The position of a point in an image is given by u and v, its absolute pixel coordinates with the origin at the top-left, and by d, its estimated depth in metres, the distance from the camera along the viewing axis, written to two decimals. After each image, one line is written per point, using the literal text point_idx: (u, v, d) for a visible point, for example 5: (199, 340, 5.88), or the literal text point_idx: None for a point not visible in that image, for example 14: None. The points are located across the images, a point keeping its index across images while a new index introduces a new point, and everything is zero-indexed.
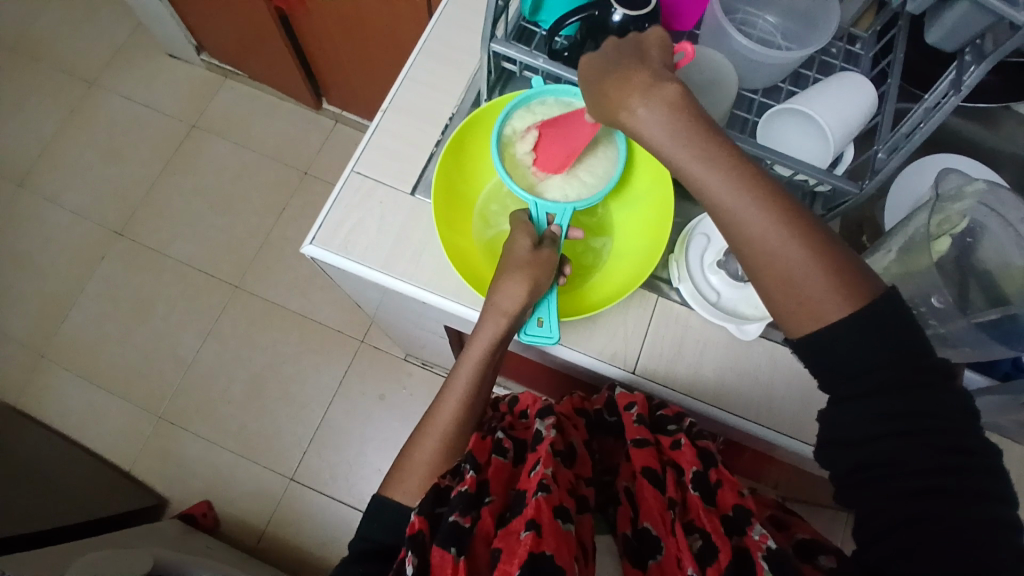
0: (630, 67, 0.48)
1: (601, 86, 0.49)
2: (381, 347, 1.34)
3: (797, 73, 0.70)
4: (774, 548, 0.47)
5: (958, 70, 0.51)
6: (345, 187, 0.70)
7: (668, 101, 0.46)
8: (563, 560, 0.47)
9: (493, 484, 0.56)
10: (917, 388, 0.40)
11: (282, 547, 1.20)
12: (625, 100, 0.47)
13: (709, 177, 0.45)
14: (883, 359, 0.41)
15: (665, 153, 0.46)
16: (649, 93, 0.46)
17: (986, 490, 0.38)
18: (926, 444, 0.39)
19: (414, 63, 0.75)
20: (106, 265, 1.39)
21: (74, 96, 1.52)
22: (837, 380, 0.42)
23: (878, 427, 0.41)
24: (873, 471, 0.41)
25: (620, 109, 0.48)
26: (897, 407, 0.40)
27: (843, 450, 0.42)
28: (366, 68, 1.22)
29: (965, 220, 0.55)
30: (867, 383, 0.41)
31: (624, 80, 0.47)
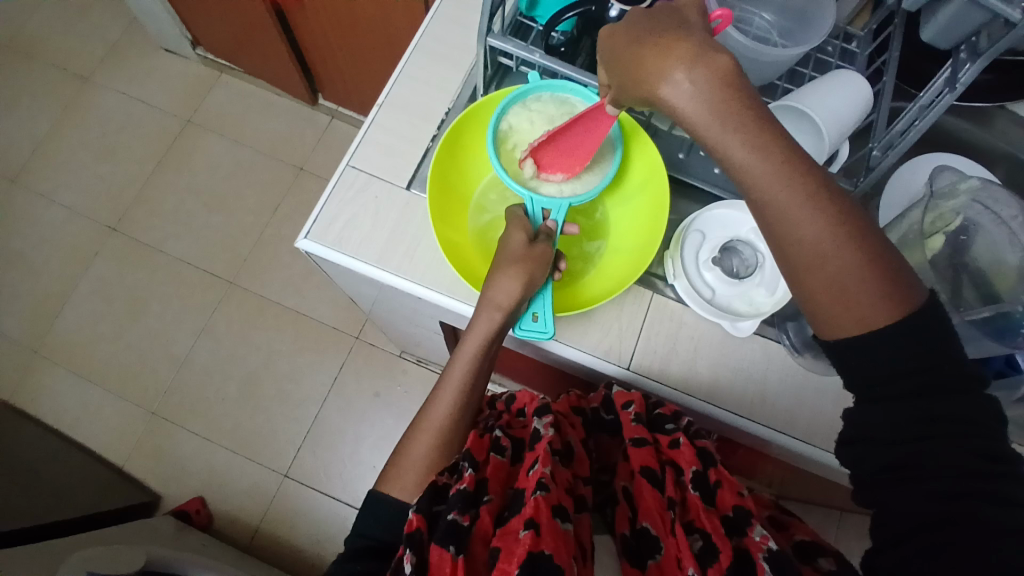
0: (670, 35, 0.44)
1: (637, 56, 0.45)
2: (377, 344, 1.34)
3: (793, 71, 0.70)
4: (774, 549, 0.48)
5: (952, 67, 0.50)
6: (340, 182, 0.70)
7: (716, 71, 0.42)
8: (562, 559, 0.47)
9: (492, 483, 0.56)
10: (949, 394, 0.40)
11: (276, 544, 1.20)
12: (666, 69, 0.43)
13: (742, 157, 0.42)
14: (918, 364, 0.41)
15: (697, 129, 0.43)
16: (695, 63, 0.42)
17: (983, 488, 0.39)
18: (959, 447, 0.40)
19: (410, 58, 0.75)
20: (100, 261, 1.38)
21: (68, 92, 1.51)
22: (868, 382, 0.42)
23: (910, 429, 0.41)
24: (903, 472, 0.41)
25: (658, 79, 0.44)
26: (928, 411, 0.40)
27: (867, 449, 0.43)
28: (361, 63, 1.21)
29: (958, 218, 0.55)
30: (900, 387, 0.41)
31: (664, 49, 0.43)
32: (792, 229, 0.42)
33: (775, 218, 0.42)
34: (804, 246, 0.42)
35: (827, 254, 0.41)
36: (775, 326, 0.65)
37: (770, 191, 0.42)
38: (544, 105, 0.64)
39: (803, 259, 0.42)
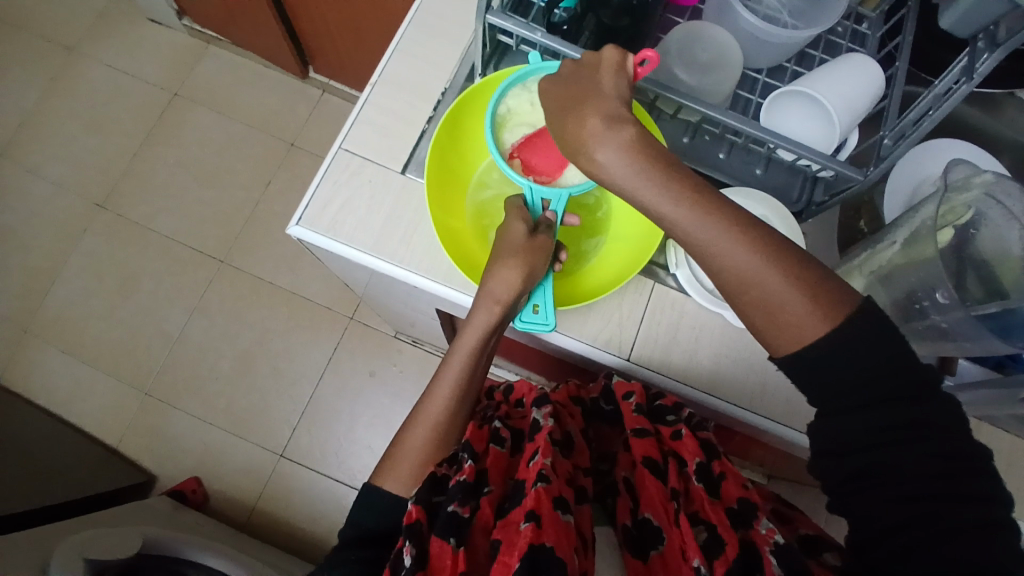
0: (583, 110, 0.49)
1: (562, 131, 0.51)
2: (371, 324, 1.33)
3: (803, 52, 0.68)
4: (781, 542, 0.47)
5: (970, 56, 0.49)
6: (332, 164, 0.67)
7: (625, 142, 0.47)
8: (563, 551, 0.46)
9: (492, 473, 0.55)
10: (904, 401, 0.42)
11: (272, 522, 1.20)
12: (583, 146, 0.49)
13: (670, 210, 0.46)
14: (874, 375, 0.43)
15: (630, 193, 0.47)
16: (604, 136, 0.48)
17: (959, 490, 0.41)
18: (918, 451, 0.42)
19: (405, 33, 0.72)
20: (89, 238, 1.35)
21: (53, 63, 1.46)
22: (827, 395, 0.44)
23: (866, 438, 0.43)
24: (869, 478, 0.43)
25: (582, 154, 0.49)
26: (890, 419, 0.42)
27: (835, 461, 0.44)
28: (353, 36, 1.17)
29: (969, 211, 0.54)
30: (854, 399, 0.43)
31: (578, 126, 0.49)
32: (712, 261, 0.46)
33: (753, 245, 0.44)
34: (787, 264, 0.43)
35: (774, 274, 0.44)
36: None
37: (704, 243, 0.46)
38: None
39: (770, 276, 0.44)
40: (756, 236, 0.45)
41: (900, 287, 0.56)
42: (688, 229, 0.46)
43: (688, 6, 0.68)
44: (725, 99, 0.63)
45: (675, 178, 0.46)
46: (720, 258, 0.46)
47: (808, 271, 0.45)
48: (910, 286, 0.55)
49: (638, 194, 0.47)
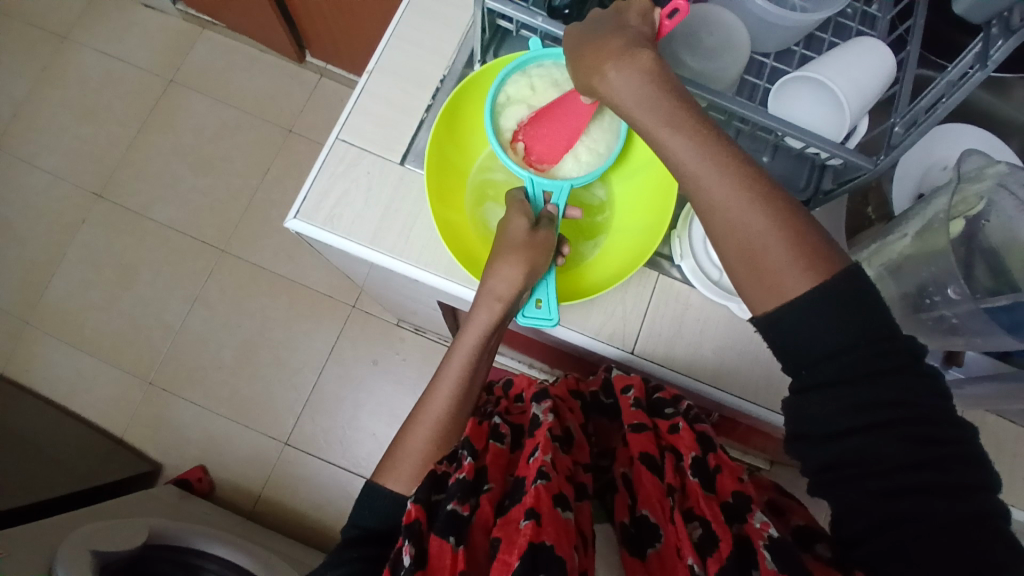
0: (607, 33, 0.48)
1: (578, 51, 0.49)
2: (372, 312, 1.32)
3: (811, 35, 0.65)
4: (775, 536, 0.47)
5: (983, 42, 0.47)
6: (329, 156, 0.66)
7: (642, 68, 0.47)
8: (563, 549, 0.46)
9: (491, 471, 0.55)
10: (882, 376, 0.41)
11: (278, 510, 1.21)
12: (598, 65, 0.48)
13: (672, 140, 0.47)
14: (856, 355, 0.42)
15: (631, 115, 0.48)
16: (621, 59, 0.47)
17: (952, 481, 0.40)
18: (900, 437, 0.41)
19: (401, 19, 0.70)
20: (87, 229, 1.34)
21: (44, 51, 1.43)
22: (804, 371, 0.44)
23: (845, 419, 0.42)
24: (845, 467, 0.42)
25: (593, 74, 0.49)
26: (867, 399, 0.41)
27: (812, 445, 0.43)
28: (350, 20, 1.15)
29: (982, 203, 0.51)
30: (826, 372, 0.42)
31: (600, 45, 0.48)
32: (707, 207, 0.46)
33: None
34: None
35: None
36: None
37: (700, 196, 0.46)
38: (546, 72, 0.60)
39: None
40: (758, 190, 0.45)
41: (910, 280, 0.55)
42: (687, 163, 0.46)
43: None
44: (730, 84, 0.61)
45: (672, 120, 0.47)
46: (731, 222, 0.46)
47: (813, 271, 0.43)
48: (926, 276, 0.54)
49: (639, 118, 0.48)
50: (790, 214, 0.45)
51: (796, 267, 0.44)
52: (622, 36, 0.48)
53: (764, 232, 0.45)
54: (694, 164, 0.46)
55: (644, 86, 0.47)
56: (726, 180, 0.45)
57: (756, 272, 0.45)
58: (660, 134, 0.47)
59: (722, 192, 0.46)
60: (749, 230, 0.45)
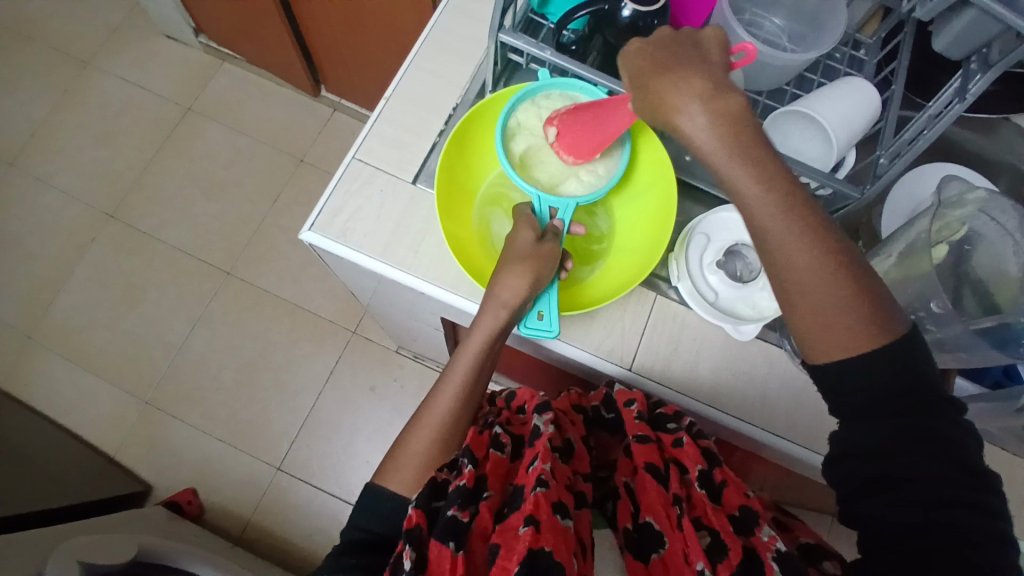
0: (692, 70, 0.47)
1: (660, 88, 0.47)
2: (373, 338, 1.33)
3: (802, 76, 0.70)
4: (782, 550, 0.48)
5: (962, 78, 0.50)
6: (346, 173, 0.69)
7: (729, 112, 0.46)
8: (562, 556, 0.47)
9: (492, 479, 0.55)
10: (925, 402, 0.42)
11: (267, 537, 1.19)
12: (685, 105, 0.46)
13: (756, 191, 0.44)
14: (899, 384, 0.43)
15: (714, 161, 0.46)
16: (711, 102, 0.46)
17: (979, 503, 0.40)
18: (937, 457, 0.41)
19: (419, 52, 0.75)
20: (96, 248, 1.37)
21: (68, 77, 1.49)
22: (842, 390, 0.44)
23: (889, 445, 0.42)
24: (883, 482, 0.42)
25: (676, 113, 0.47)
26: (907, 419, 0.42)
27: (855, 463, 0.44)
28: (366, 57, 1.21)
29: (964, 228, 0.56)
30: (870, 387, 0.43)
31: (685, 85, 0.46)
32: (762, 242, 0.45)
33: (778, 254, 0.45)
34: (801, 276, 0.44)
35: (820, 275, 0.43)
36: (776, 330, 0.65)
37: (772, 240, 0.44)
38: (553, 102, 0.64)
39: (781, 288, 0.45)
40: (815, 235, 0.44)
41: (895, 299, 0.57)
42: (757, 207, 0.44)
43: None
44: None
45: (747, 158, 0.45)
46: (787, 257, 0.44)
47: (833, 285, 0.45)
48: (905, 299, 0.56)
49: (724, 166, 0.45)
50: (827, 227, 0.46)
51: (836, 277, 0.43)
52: (705, 76, 0.47)
53: (816, 276, 0.43)
54: (764, 210, 0.44)
55: (720, 132, 0.45)
56: (787, 224, 0.44)
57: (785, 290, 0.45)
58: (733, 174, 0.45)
59: (783, 234, 0.44)
60: (796, 270, 0.44)
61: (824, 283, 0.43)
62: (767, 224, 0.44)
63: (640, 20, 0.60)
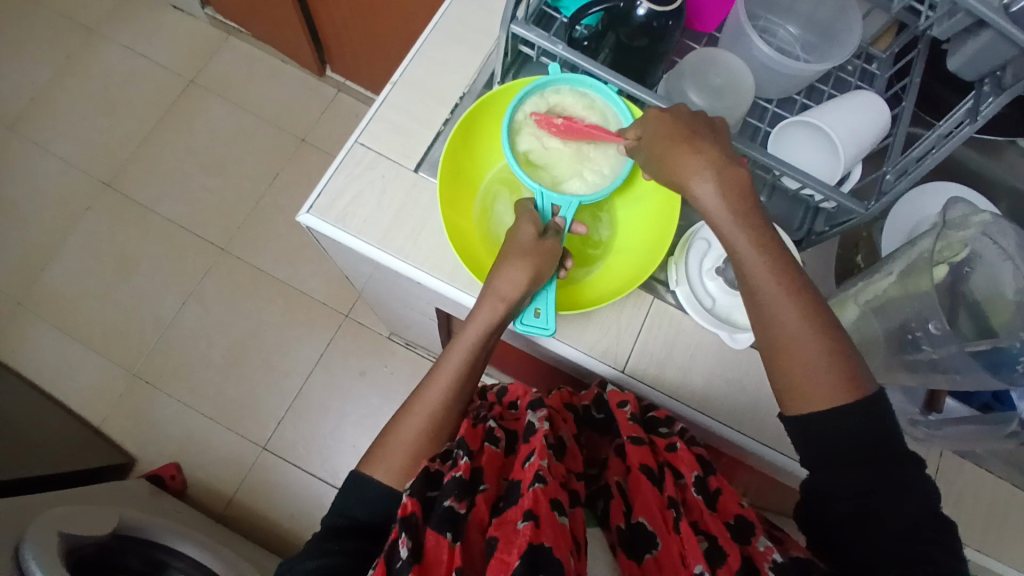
0: (702, 140, 0.53)
1: (675, 151, 0.53)
2: (366, 323, 1.33)
3: (813, 86, 0.69)
4: (779, 560, 0.48)
5: (975, 99, 0.50)
6: (348, 157, 0.68)
7: (735, 182, 0.52)
8: (561, 552, 0.46)
9: (487, 472, 0.55)
10: (897, 458, 0.46)
11: (249, 516, 1.19)
12: (697, 169, 0.52)
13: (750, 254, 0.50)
14: (865, 431, 0.47)
15: (717, 222, 0.52)
16: (722, 170, 0.52)
17: (948, 544, 0.44)
18: (910, 502, 0.45)
19: (427, 38, 0.73)
20: (91, 217, 1.35)
21: (72, 42, 1.47)
22: (817, 446, 0.48)
23: (865, 485, 0.46)
24: (861, 518, 0.46)
25: (690, 176, 0.52)
26: (881, 465, 0.46)
27: (833, 502, 0.47)
28: (373, 40, 1.20)
29: (965, 249, 0.55)
30: (848, 436, 0.47)
31: (697, 152, 0.52)
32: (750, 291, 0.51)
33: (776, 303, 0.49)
34: (794, 333, 0.49)
35: (807, 331, 0.48)
36: None
37: (760, 288, 0.50)
38: (562, 98, 0.63)
39: (781, 338, 0.49)
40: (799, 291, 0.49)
41: (893, 317, 0.57)
42: (753, 261, 0.50)
43: (704, 32, 0.71)
44: (734, 124, 0.65)
45: (750, 219, 0.51)
46: (772, 310, 0.49)
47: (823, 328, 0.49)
48: (903, 317, 0.56)
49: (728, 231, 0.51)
50: (800, 286, 0.50)
51: (813, 338, 0.48)
52: (718, 148, 0.53)
53: (798, 327, 0.49)
54: (757, 264, 0.50)
55: (723, 201, 0.51)
56: (777, 278, 0.50)
57: (769, 335, 0.50)
58: (734, 230, 0.51)
59: (771, 289, 0.50)
60: (783, 322, 0.49)
61: (807, 336, 0.48)
62: (763, 282, 0.50)
63: (655, 20, 0.59)
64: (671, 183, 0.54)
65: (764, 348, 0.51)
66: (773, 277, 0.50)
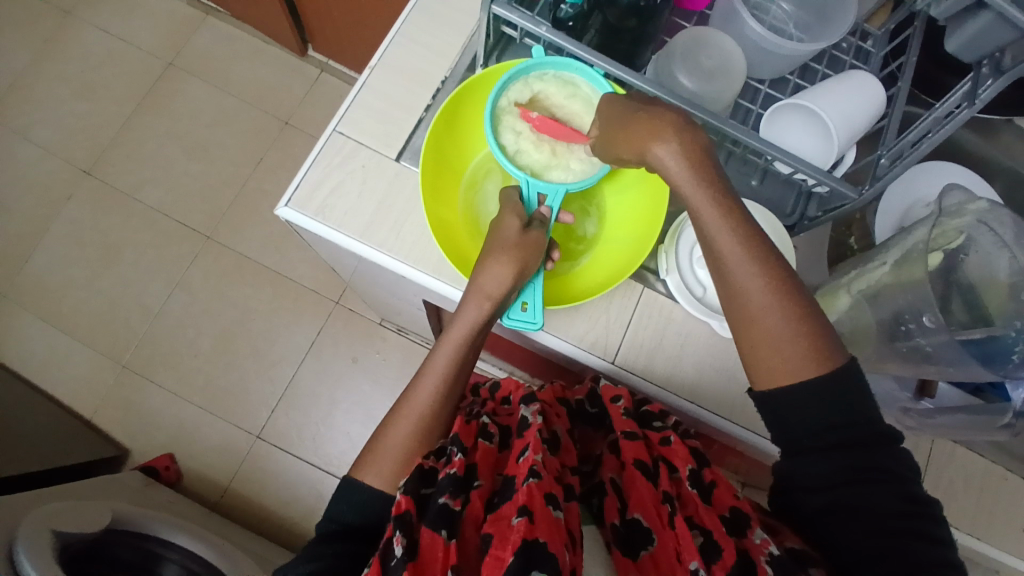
0: (659, 107, 0.51)
1: (635, 119, 0.51)
2: (356, 310, 1.31)
3: (806, 66, 0.67)
4: (776, 553, 0.47)
5: (972, 81, 0.48)
6: (326, 147, 0.66)
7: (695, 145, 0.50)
8: (555, 548, 0.46)
9: (481, 468, 0.55)
10: (875, 447, 0.46)
11: (245, 504, 1.20)
12: (660, 132, 0.50)
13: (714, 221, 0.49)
14: (837, 416, 0.46)
15: (681, 187, 0.50)
16: (683, 132, 0.50)
17: (931, 534, 0.44)
18: (888, 493, 0.45)
19: (407, 18, 0.71)
20: (72, 206, 1.33)
21: (44, 23, 1.42)
22: (793, 438, 0.48)
23: (839, 475, 0.46)
24: (838, 513, 0.46)
25: (652, 139, 0.50)
26: (857, 459, 0.45)
27: (810, 496, 0.47)
28: (355, 18, 1.16)
29: (960, 237, 0.54)
30: (823, 427, 0.46)
31: (657, 117, 0.50)
32: (729, 288, 0.49)
33: (751, 267, 0.48)
34: (768, 314, 0.48)
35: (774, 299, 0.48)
36: None
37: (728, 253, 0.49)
38: (546, 84, 0.61)
39: (759, 314, 0.48)
40: (779, 290, 0.48)
41: (887, 307, 0.56)
42: (730, 253, 0.49)
43: (696, 10, 0.68)
44: (725, 107, 0.63)
45: (728, 209, 0.49)
46: (737, 279, 0.49)
47: (795, 299, 0.48)
48: (897, 308, 0.55)
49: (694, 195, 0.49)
50: (764, 249, 0.49)
51: (780, 309, 0.48)
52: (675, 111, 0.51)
53: (763, 295, 0.48)
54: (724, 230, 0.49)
55: (686, 164, 0.50)
56: (741, 243, 0.48)
57: (739, 308, 0.49)
58: (713, 219, 0.49)
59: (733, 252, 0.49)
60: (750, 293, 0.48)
61: (773, 307, 0.48)
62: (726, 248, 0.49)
63: None
64: (631, 150, 0.52)
65: (732, 318, 0.50)
66: (754, 272, 0.48)
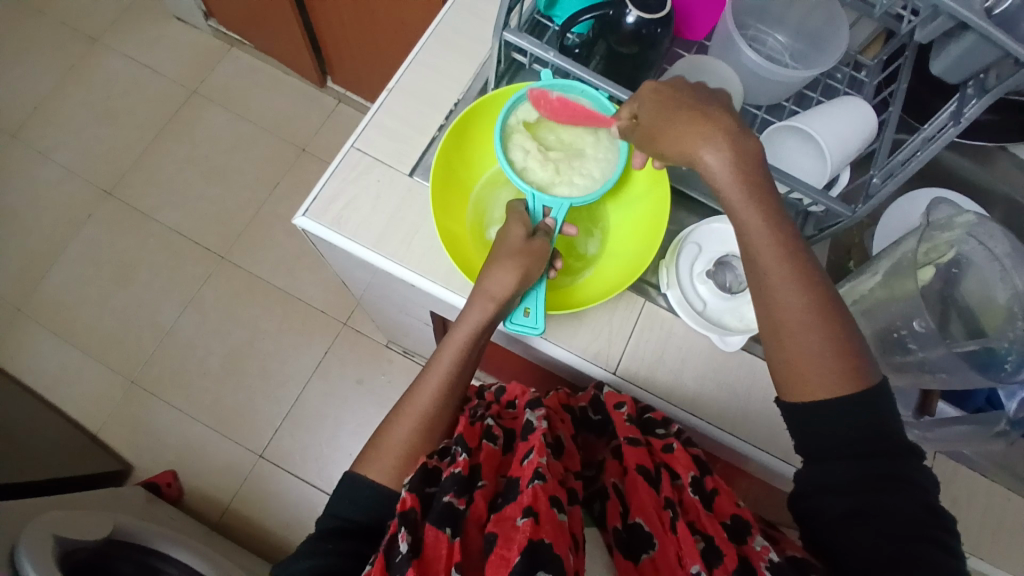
0: (707, 111, 0.53)
1: (682, 116, 0.53)
2: (364, 332, 1.33)
3: (802, 93, 0.70)
4: (776, 560, 0.47)
5: (959, 101, 0.50)
6: (344, 161, 0.69)
7: (744, 152, 0.51)
8: (561, 549, 0.46)
9: (485, 469, 0.55)
10: (899, 454, 0.47)
11: (245, 524, 1.19)
12: (713, 134, 0.51)
13: (758, 232, 0.50)
14: (862, 428, 0.47)
15: (726, 192, 0.52)
16: (735, 137, 0.52)
17: (942, 542, 0.44)
18: (908, 499, 0.45)
19: (424, 46, 0.75)
20: (91, 225, 1.37)
21: (75, 52, 1.49)
22: (818, 444, 0.49)
23: (862, 483, 0.46)
24: (859, 518, 0.46)
25: (704, 141, 0.52)
26: (881, 468, 0.46)
27: (830, 498, 0.47)
28: (372, 51, 1.21)
29: (952, 251, 0.56)
30: (850, 433, 0.47)
31: (710, 119, 0.52)
32: (767, 303, 0.50)
33: (783, 279, 0.49)
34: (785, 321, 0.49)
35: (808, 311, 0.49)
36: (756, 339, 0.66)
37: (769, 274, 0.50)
38: None
39: (798, 326, 0.49)
40: (816, 303, 0.49)
41: (882, 319, 0.57)
42: (762, 249, 0.50)
43: (695, 40, 0.72)
44: None
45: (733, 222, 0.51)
46: (778, 294, 0.50)
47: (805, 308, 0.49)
48: (889, 318, 0.57)
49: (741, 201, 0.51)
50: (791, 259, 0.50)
51: (810, 317, 0.49)
52: (728, 115, 0.53)
53: (801, 312, 0.49)
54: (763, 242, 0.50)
55: (734, 169, 0.51)
56: (777, 254, 0.50)
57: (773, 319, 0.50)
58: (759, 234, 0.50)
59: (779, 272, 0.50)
60: (787, 307, 0.49)
61: (812, 323, 0.49)
62: (766, 261, 0.50)
63: (644, 27, 0.60)
64: (676, 147, 0.53)
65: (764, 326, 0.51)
66: (798, 290, 0.49)
